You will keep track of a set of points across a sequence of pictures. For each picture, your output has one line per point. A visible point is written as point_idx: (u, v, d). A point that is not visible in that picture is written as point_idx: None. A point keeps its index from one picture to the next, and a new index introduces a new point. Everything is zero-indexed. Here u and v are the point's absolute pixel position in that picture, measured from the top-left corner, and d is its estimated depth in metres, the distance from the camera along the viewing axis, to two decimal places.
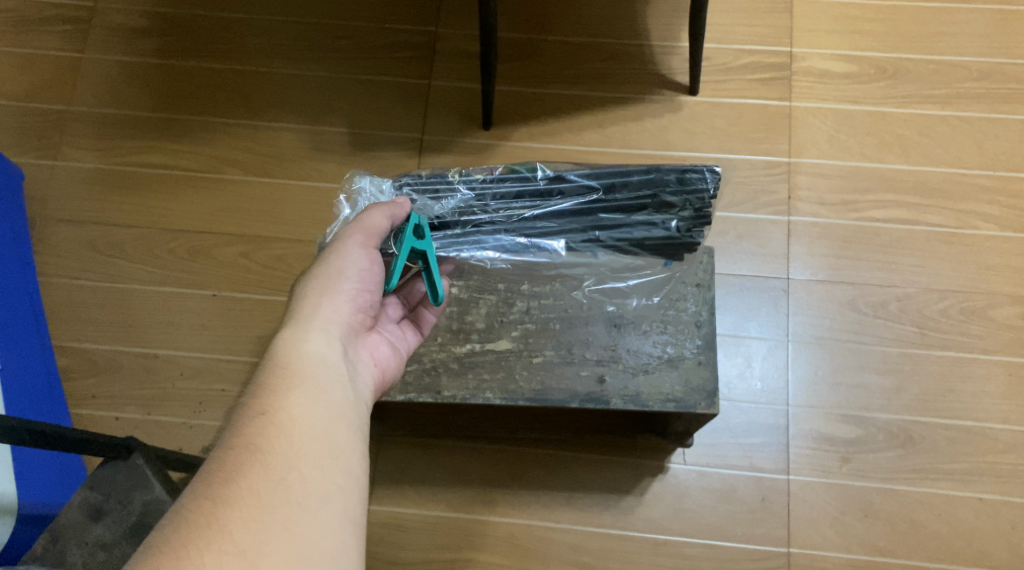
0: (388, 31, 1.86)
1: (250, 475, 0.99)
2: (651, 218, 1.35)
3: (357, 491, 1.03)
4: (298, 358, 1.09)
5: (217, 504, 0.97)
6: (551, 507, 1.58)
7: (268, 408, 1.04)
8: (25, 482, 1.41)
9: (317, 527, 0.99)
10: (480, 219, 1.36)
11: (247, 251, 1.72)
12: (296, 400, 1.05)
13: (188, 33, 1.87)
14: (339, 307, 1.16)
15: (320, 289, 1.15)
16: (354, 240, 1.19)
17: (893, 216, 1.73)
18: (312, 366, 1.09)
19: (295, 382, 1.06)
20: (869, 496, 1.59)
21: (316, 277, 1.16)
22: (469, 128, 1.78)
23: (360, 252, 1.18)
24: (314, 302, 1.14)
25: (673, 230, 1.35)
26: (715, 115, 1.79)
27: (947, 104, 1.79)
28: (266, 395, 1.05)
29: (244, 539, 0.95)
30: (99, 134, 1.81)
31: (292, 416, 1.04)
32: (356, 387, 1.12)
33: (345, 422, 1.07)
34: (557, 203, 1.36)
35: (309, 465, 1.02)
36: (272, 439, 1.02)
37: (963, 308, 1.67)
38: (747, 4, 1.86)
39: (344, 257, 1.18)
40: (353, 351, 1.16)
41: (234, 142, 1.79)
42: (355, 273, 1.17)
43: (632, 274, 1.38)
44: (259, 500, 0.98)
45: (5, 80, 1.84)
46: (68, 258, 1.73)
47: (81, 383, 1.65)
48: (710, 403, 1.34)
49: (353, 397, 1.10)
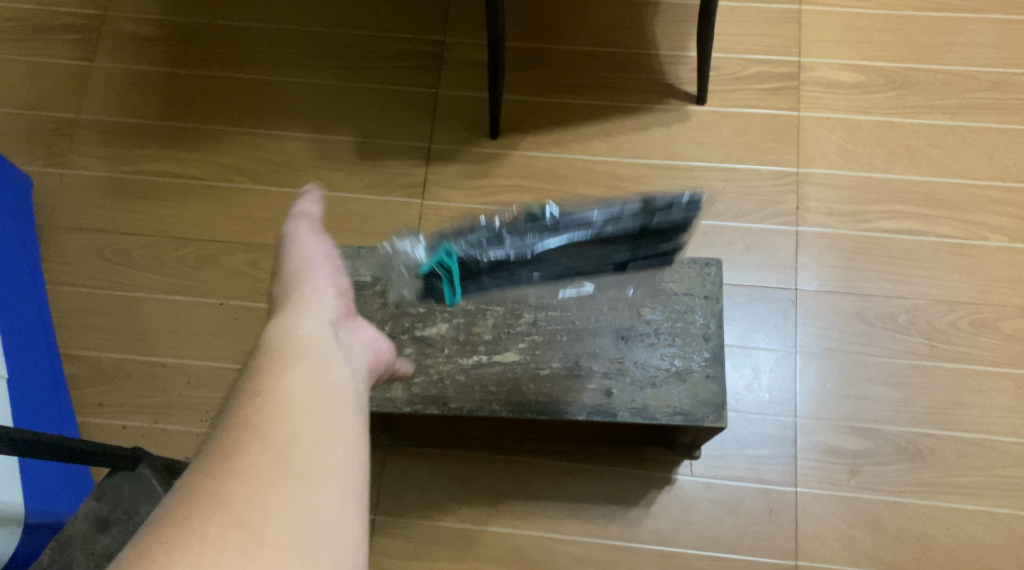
0: (396, 40, 1.86)
1: (248, 451, 0.93)
2: (653, 259, 1.25)
3: (359, 464, 0.96)
4: (288, 333, 1.03)
5: (217, 482, 0.91)
6: (558, 518, 1.58)
7: (265, 386, 0.97)
8: (31, 492, 1.41)
9: (320, 500, 0.92)
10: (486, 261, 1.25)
11: (255, 259, 1.72)
12: (293, 376, 0.98)
13: (196, 42, 1.87)
14: (319, 288, 1.11)
15: (294, 275, 1.12)
16: (312, 226, 1.17)
17: (902, 226, 1.72)
18: (307, 343, 1.02)
19: (291, 359, 1.00)
20: (877, 509, 1.58)
21: (287, 265, 1.13)
22: (477, 137, 1.78)
23: (321, 237, 1.17)
24: (292, 287, 1.11)
25: (681, 266, 1.25)
26: (723, 125, 1.79)
27: (957, 115, 1.78)
28: (261, 371, 0.98)
29: (247, 512, 0.90)
30: (108, 142, 1.81)
31: (289, 392, 0.97)
32: (354, 363, 1.05)
33: (343, 393, 0.99)
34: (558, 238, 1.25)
35: (309, 437, 0.94)
36: (270, 415, 0.95)
37: (973, 320, 1.66)
38: (755, 14, 1.86)
39: (307, 244, 1.16)
40: (347, 330, 1.09)
41: (242, 151, 1.79)
42: (325, 257, 1.15)
43: (632, 306, 1.31)
44: (259, 475, 0.91)
45: (15, 88, 1.85)
46: (76, 265, 1.73)
47: (88, 391, 1.65)
48: (718, 416, 1.34)
49: (352, 372, 1.03)
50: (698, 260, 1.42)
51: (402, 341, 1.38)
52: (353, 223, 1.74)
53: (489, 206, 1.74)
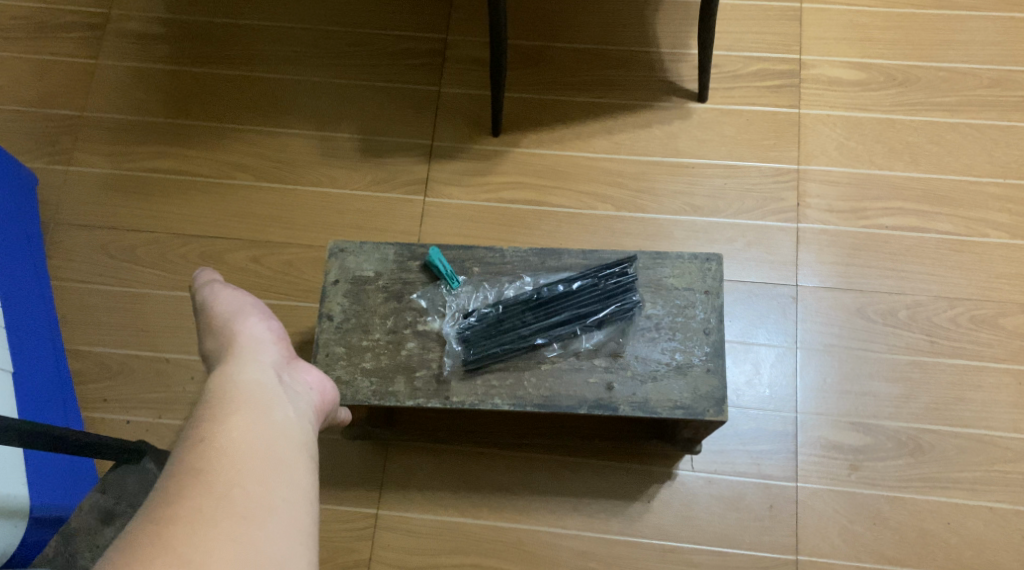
0: (398, 38, 1.87)
1: (191, 493, 0.91)
2: (670, 311, 1.40)
3: (306, 502, 0.95)
4: (226, 378, 1.03)
5: (159, 525, 0.89)
6: (560, 513, 1.59)
7: (208, 432, 0.96)
8: (36, 485, 1.41)
9: (267, 539, 0.91)
10: (511, 326, 1.39)
11: (259, 256, 1.73)
12: (236, 421, 0.97)
13: (199, 41, 1.89)
14: (253, 335, 1.11)
15: (223, 327, 1.13)
16: (228, 285, 1.19)
17: (902, 223, 1.73)
18: (248, 390, 1.01)
19: (232, 405, 0.99)
20: (878, 504, 1.58)
21: (213, 321, 1.14)
22: (479, 135, 1.79)
23: (240, 293, 1.19)
24: (224, 341, 1.11)
25: (694, 325, 1.39)
26: (724, 122, 1.80)
27: (957, 112, 1.79)
28: (203, 420, 0.97)
29: (191, 555, 0.88)
30: (112, 140, 1.82)
31: (232, 437, 0.96)
32: (298, 404, 1.04)
33: (288, 434, 0.99)
34: (576, 306, 1.40)
35: (253, 478, 0.94)
36: (213, 461, 0.94)
37: (973, 316, 1.67)
38: (756, 12, 1.87)
39: (230, 301, 1.17)
40: (288, 373, 1.09)
41: (245, 148, 1.80)
42: (255, 309, 1.16)
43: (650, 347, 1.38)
44: (203, 518, 0.90)
45: (20, 86, 1.86)
46: (80, 262, 1.74)
47: (93, 387, 1.66)
48: (719, 410, 1.35)
49: (296, 414, 1.02)
50: (698, 255, 1.43)
51: (404, 335, 1.39)
52: (356, 220, 1.75)
53: (491, 203, 1.75)
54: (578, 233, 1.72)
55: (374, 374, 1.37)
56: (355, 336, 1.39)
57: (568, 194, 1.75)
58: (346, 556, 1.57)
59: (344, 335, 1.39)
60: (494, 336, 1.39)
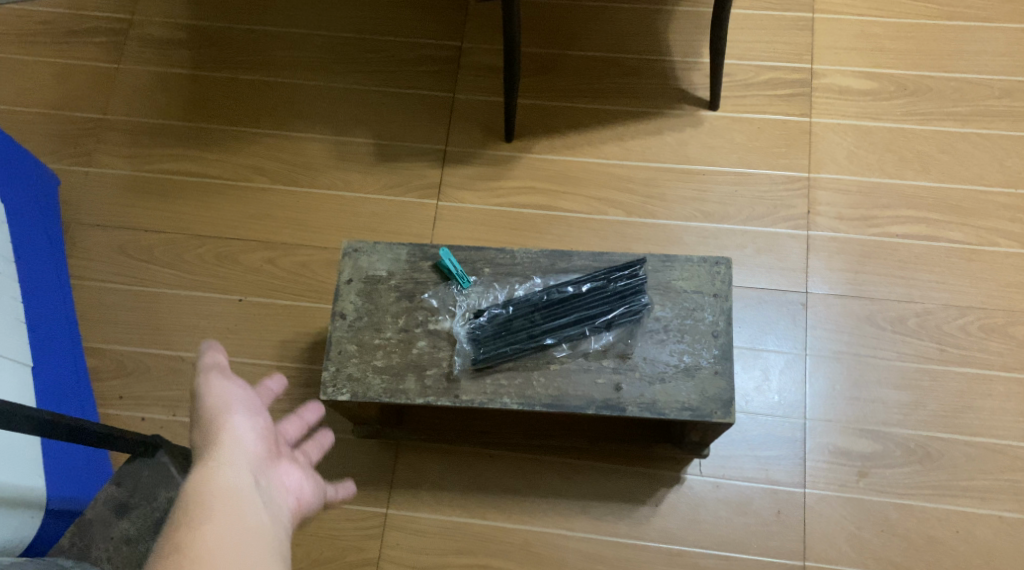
0: (414, 45, 1.90)
1: None
2: (679, 313, 1.41)
3: None
4: (204, 489, 1.04)
5: None
6: (567, 515, 1.60)
7: (184, 544, 0.98)
8: (53, 479, 1.43)
9: None
10: (520, 326, 1.41)
11: (273, 257, 1.76)
12: (212, 534, 1.00)
13: (219, 47, 1.92)
14: (237, 434, 1.12)
15: (210, 422, 1.12)
16: (222, 372, 1.17)
17: (912, 232, 1.74)
18: (226, 501, 1.03)
19: (209, 518, 1.01)
20: (885, 510, 1.58)
21: (199, 414, 1.13)
22: (492, 141, 1.82)
23: (231, 381, 1.17)
24: (208, 437, 1.11)
25: (703, 327, 1.40)
26: (735, 129, 1.81)
27: (968, 122, 1.80)
28: (180, 532, 0.99)
29: None
30: (132, 143, 1.85)
31: (207, 550, 0.98)
32: (274, 514, 1.08)
33: (262, 547, 1.02)
34: (584, 308, 1.41)
35: None
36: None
37: (983, 324, 1.67)
38: (768, 21, 1.89)
39: (220, 391, 1.15)
40: (265, 478, 1.11)
41: (261, 151, 1.83)
42: (243, 404, 1.16)
43: (659, 349, 1.39)
44: None
45: (44, 89, 1.89)
46: (99, 261, 1.77)
47: (109, 384, 1.69)
48: (726, 412, 1.36)
49: (272, 526, 1.05)
50: (708, 258, 1.44)
51: (415, 334, 1.41)
52: (369, 223, 1.77)
53: (503, 208, 1.77)
54: (588, 238, 1.74)
55: (385, 372, 1.39)
56: (367, 334, 1.41)
57: (579, 200, 1.77)
58: (356, 554, 1.58)
59: (357, 333, 1.41)
60: (503, 335, 1.40)
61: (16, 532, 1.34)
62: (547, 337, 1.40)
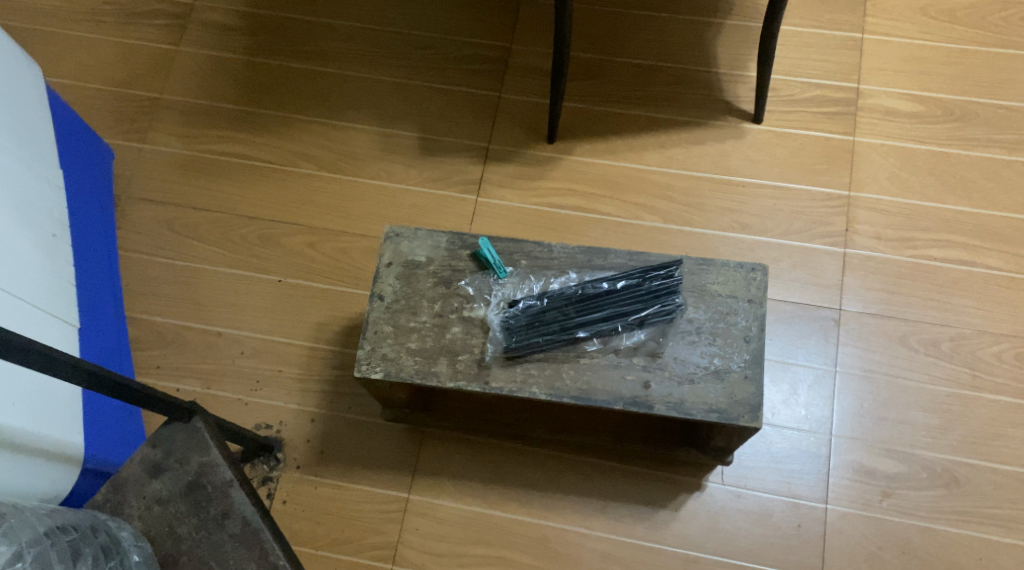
0: (465, 44, 1.93)
1: None
2: (712, 316, 1.42)
3: None
4: None
5: None
6: (586, 514, 1.61)
7: None
8: (89, 438, 1.47)
9: None
10: (553, 317, 1.42)
11: (315, 242, 1.79)
12: None
13: (276, 35, 1.97)
14: None
15: None
16: None
17: (951, 256, 1.74)
18: None
19: None
20: (908, 533, 1.58)
21: None
22: (536, 141, 1.84)
23: None
24: None
25: (735, 331, 1.41)
26: (777, 144, 1.82)
27: (1014, 150, 1.80)
28: None
29: None
30: (186, 123, 1.90)
31: None
32: None
33: None
34: (617, 303, 1.42)
35: None
36: None
37: (1018, 353, 1.66)
38: (818, 38, 1.90)
39: None
40: None
41: (310, 138, 1.87)
42: None
43: (690, 350, 1.40)
44: None
45: (105, 67, 1.95)
46: (147, 235, 1.82)
47: (148, 353, 1.73)
48: (753, 417, 1.36)
49: None
50: (744, 264, 1.45)
51: (450, 320, 1.44)
52: (410, 214, 1.80)
53: (542, 207, 1.79)
54: (624, 241, 1.76)
55: (418, 354, 1.42)
56: (403, 316, 1.44)
57: (617, 204, 1.79)
58: (375, 537, 1.60)
59: (393, 315, 1.44)
60: (536, 326, 1.42)
61: (56, 485, 1.38)
62: (580, 330, 1.41)
